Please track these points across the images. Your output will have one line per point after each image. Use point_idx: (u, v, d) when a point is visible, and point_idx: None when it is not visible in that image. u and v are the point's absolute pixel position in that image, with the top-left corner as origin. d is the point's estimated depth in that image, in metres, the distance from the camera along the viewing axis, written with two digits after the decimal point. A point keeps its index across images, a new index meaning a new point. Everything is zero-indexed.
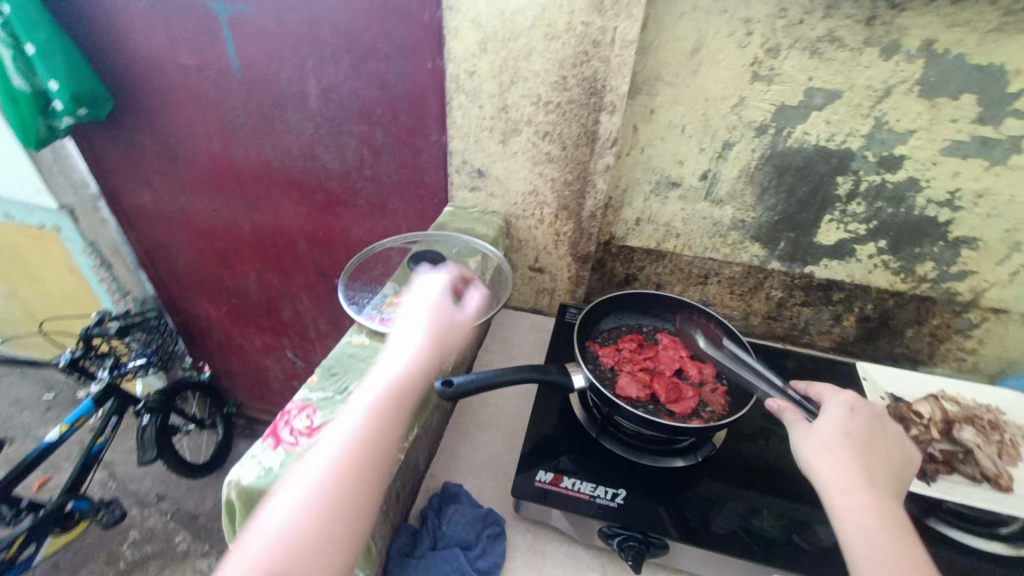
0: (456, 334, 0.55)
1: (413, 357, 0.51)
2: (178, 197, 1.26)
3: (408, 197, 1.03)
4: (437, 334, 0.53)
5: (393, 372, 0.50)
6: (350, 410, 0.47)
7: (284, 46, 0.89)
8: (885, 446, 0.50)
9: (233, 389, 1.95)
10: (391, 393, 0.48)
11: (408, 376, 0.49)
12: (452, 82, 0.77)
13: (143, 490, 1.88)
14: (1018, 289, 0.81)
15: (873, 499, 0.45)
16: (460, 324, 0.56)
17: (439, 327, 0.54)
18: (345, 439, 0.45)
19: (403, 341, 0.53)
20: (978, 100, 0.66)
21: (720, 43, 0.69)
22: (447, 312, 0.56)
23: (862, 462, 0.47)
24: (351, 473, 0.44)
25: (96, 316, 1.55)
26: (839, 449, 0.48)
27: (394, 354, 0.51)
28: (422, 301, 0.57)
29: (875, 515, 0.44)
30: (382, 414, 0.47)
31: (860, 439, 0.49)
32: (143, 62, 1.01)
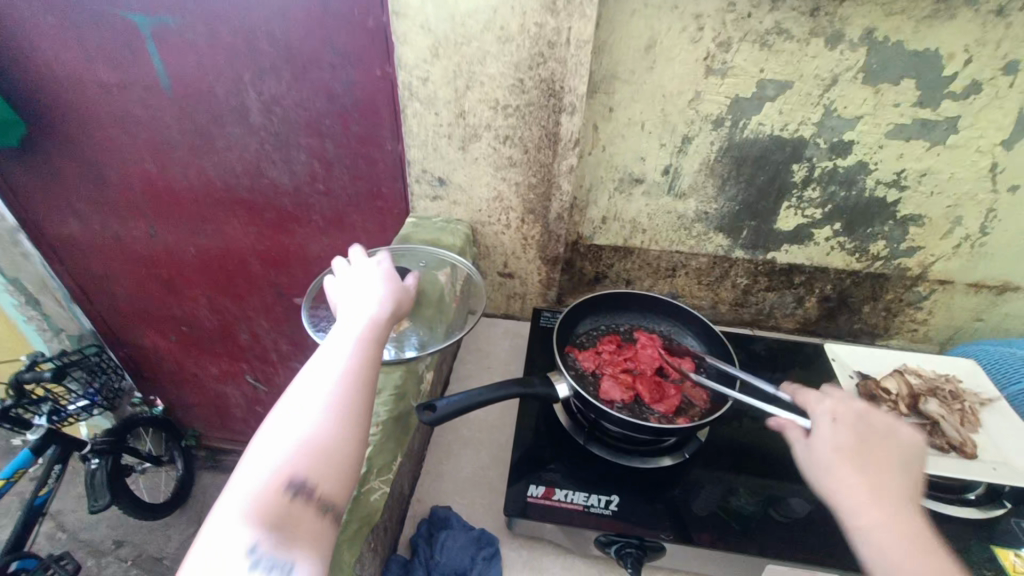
0: (405, 297, 0.58)
1: (373, 317, 0.53)
2: (111, 224, 1.17)
3: (366, 209, 0.99)
4: (390, 295, 0.56)
5: (356, 332, 0.51)
6: (322, 369, 0.48)
7: (215, 58, 0.83)
8: (885, 447, 0.48)
9: (191, 420, 1.84)
10: (362, 348, 0.50)
11: (371, 334, 0.51)
12: (404, 89, 0.74)
13: (97, 539, 1.75)
14: (962, 260, 0.85)
15: (887, 514, 0.43)
16: (406, 288, 0.59)
17: (390, 290, 0.57)
18: (325, 393, 0.46)
19: (357, 306, 0.54)
20: (917, 85, 0.69)
21: (673, 39, 0.69)
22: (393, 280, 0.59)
23: (864, 475, 0.46)
24: (338, 422, 0.45)
25: (28, 358, 1.43)
26: (838, 469, 0.47)
27: (351, 317, 0.53)
28: (364, 272, 0.59)
29: (896, 535, 0.42)
30: (355, 368, 0.48)
31: (852, 451, 0.48)
32: (56, 81, 0.92)
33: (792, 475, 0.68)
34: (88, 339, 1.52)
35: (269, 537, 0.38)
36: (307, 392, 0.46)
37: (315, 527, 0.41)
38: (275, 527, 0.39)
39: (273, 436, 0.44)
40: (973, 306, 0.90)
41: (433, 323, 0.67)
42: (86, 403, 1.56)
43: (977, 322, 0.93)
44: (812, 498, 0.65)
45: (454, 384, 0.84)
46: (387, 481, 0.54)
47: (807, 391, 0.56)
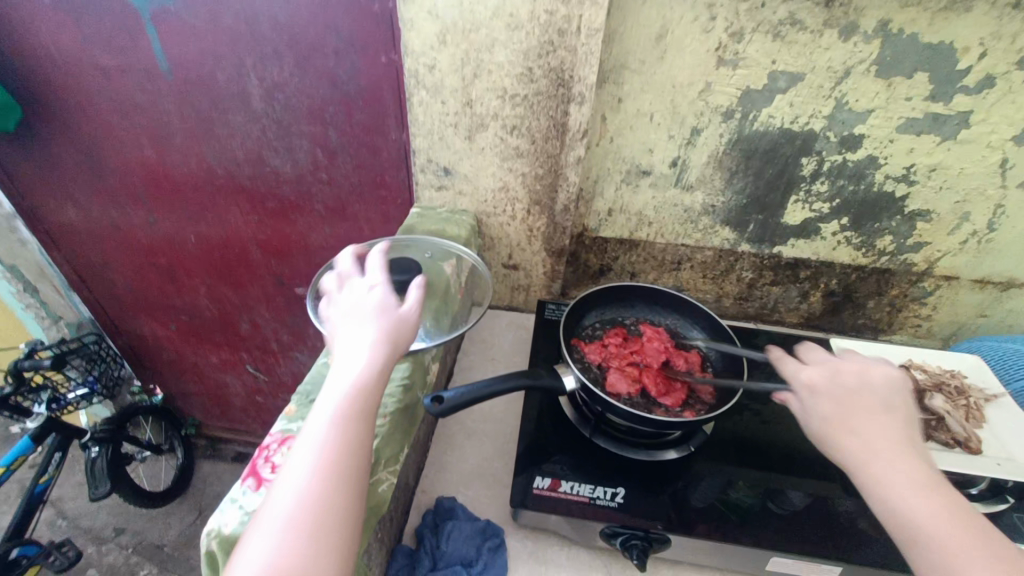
0: (404, 336, 0.48)
1: (358, 378, 0.43)
2: (109, 211, 1.15)
3: (369, 198, 0.98)
4: (382, 340, 0.46)
5: (337, 401, 0.42)
6: (297, 455, 0.40)
7: (215, 42, 0.81)
8: (868, 395, 0.48)
9: (190, 409, 1.84)
10: (343, 424, 0.41)
11: (355, 403, 0.42)
12: (410, 77, 0.72)
13: (97, 526, 1.75)
14: (968, 257, 0.85)
15: (888, 466, 0.43)
16: (407, 324, 0.49)
17: (382, 331, 0.47)
18: (297, 491, 0.38)
19: (341, 360, 0.45)
20: (930, 78, 0.68)
21: (684, 29, 0.67)
22: (389, 310, 0.49)
23: (856, 432, 0.46)
24: (309, 534, 0.37)
25: (28, 346, 1.42)
26: (830, 434, 0.47)
27: (334, 379, 0.44)
28: (356, 304, 0.50)
29: (904, 487, 0.42)
30: (334, 455, 0.40)
31: (839, 416, 0.47)
32: (52, 65, 0.90)
33: (795, 469, 0.68)
34: (86, 327, 1.51)
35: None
36: (277, 490, 0.38)
37: None
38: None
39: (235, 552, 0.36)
40: (977, 302, 0.91)
41: (439, 314, 0.66)
42: (85, 391, 1.54)
43: (980, 318, 0.93)
44: (813, 493, 0.65)
45: (458, 376, 0.83)
46: (394, 473, 0.53)
47: (789, 360, 0.55)
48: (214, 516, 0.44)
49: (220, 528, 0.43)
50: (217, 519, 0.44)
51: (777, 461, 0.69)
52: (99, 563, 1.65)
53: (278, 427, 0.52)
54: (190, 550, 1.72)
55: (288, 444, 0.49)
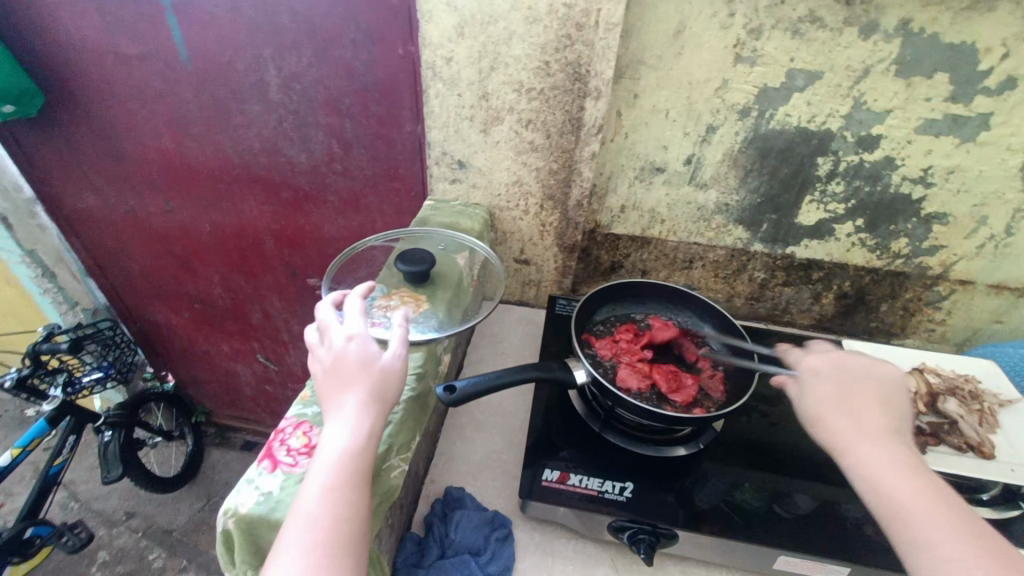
0: (391, 391, 0.47)
1: (347, 445, 0.44)
2: (127, 199, 1.17)
3: (383, 191, 0.99)
4: (369, 402, 0.46)
5: (328, 472, 0.42)
6: (290, 531, 0.40)
7: (236, 32, 0.82)
8: (872, 383, 0.51)
9: (201, 397, 1.87)
10: (335, 494, 0.42)
11: (346, 471, 0.43)
12: (428, 69, 0.73)
13: (108, 509, 1.78)
14: (985, 261, 0.84)
15: (878, 444, 0.46)
16: (392, 378, 0.48)
17: (368, 390, 0.46)
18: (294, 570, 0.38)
19: (328, 427, 0.45)
20: (951, 79, 0.67)
21: (702, 25, 0.67)
22: (374, 365, 0.48)
23: (852, 411, 0.49)
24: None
25: (45, 329, 1.43)
26: (822, 414, 0.50)
27: (324, 448, 0.44)
28: (337, 359, 0.48)
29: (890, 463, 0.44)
30: (329, 526, 0.40)
31: (835, 400, 0.50)
32: (75, 52, 0.92)
33: (801, 472, 0.68)
34: (102, 313, 1.54)
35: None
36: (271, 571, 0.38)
37: None
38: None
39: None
40: (992, 308, 0.90)
41: (452, 305, 0.66)
42: (99, 375, 1.56)
43: (995, 324, 0.92)
44: (819, 497, 0.64)
45: (468, 368, 0.84)
46: (405, 459, 0.54)
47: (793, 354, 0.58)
48: (231, 495, 0.44)
49: (236, 507, 0.44)
50: (233, 497, 0.44)
51: (785, 463, 0.69)
52: (108, 546, 1.67)
53: (293, 411, 0.53)
54: (198, 536, 1.74)
55: (303, 429, 0.50)
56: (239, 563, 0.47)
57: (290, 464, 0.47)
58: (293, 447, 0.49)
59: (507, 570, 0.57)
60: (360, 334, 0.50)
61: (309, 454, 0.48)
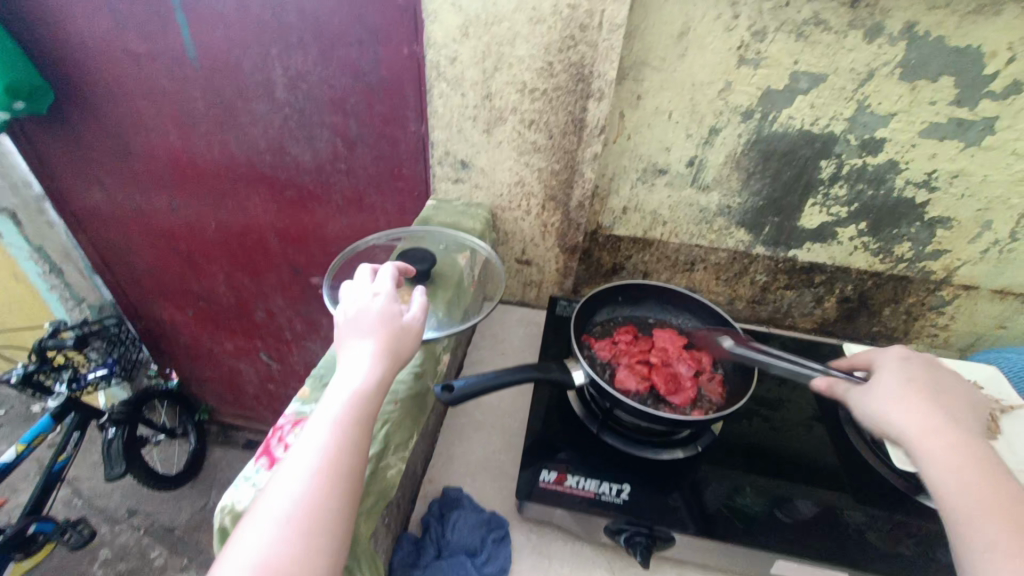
0: (404, 352, 0.50)
1: (360, 387, 0.45)
2: (133, 196, 1.18)
3: (386, 191, 0.99)
4: (384, 354, 0.48)
5: (340, 408, 0.44)
6: (300, 452, 0.42)
7: (243, 30, 0.82)
8: (950, 385, 0.51)
9: (203, 395, 1.89)
10: (345, 429, 0.43)
11: (355, 411, 0.44)
12: (432, 69, 0.73)
13: (110, 506, 1.79)
14: (988, 267, 0.84)
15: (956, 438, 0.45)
16: (408, 333, 0.51)
17: (384, 343, 0.49)
18: (298, 491, 0.40)
19: (344, 366, 0.47)
20: (956, 83, 0.67)
21: (707, 26, 0.67)
22: (391, 322, 0.50)
23: (928, 399, 0.49)
24: (306, 530, 0.38)
25: (51, 325, 1.44)
26: (908, 394, 0.49)
27: (339, 384, 0.46)
28: (356, 312, 0.51)
29: (959, 457, 0.44)
30: (334, 457, 0.42)
31: (926, 385, 0.50)
32: (85, 51, 0.92)
33: (800, 477, 0.67)
34: (107, 310, 1.55)
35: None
36: (279, 486, 0.40)
37: None
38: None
39: (235, 540, 0.38)
40: (996, 313, 0.89)
41: (452, 305, 0.66)
42: (104, 373, 1.56)
43: (999, 330, 0.91)
44: (820, 502, 0.64)
45: (468, 368, 0.84)
46: (402, 458, 0.54)
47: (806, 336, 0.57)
48: (228, 492, 0.45)
49: (234, 503, 0.44)
50: (231, 494, 0.45)
51: (785, 467, 0.69)
52: (110, 543, 1.68)
53: (292, 408, 0.53)
54: (198, 534, 1.74)
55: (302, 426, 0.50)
56: None
57: None
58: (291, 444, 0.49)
59: (503, 571, 0.57)
60: (388, 290, 0.53)
61: None
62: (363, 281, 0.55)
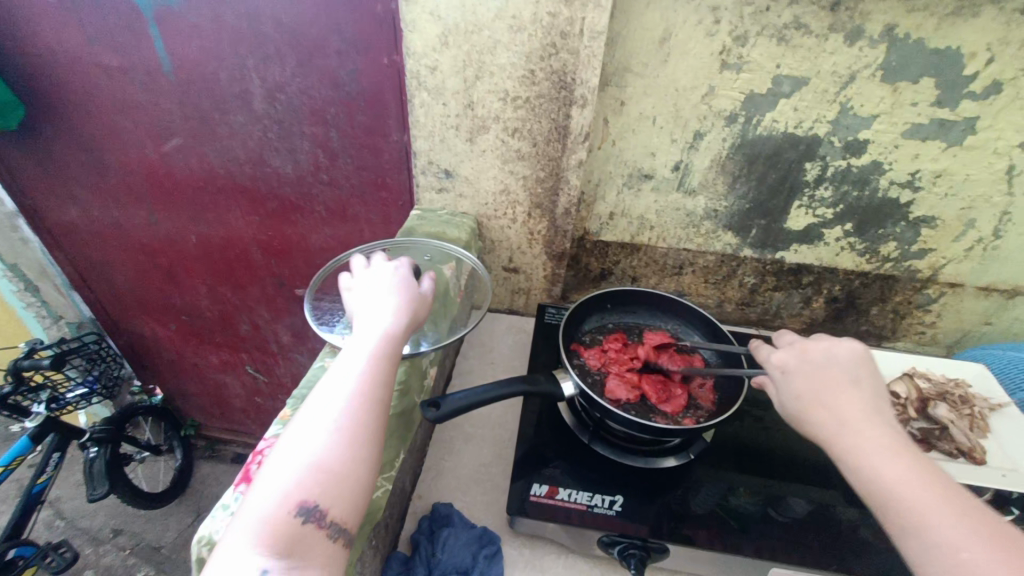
0: (422, 309, 0.53)
1: (389, 328, 0.48)
2: (110, 210, 1.15)
3: (370, 201, 0.98)
4: (407, 305, 0.52)
5: (371, 344, 0.47)
6: (337, 378, 0.44)
7: (218, 41, 0.81)
8: (828, 372, 0.49)
9: (189, 410, 1.85)
10: (378, 360, 0.46)
11: (386, 347, 0.47)
12: (412, 78, 0.72)
13: (95, 527, 1.75)
14: (973, 264, 0.84)
15: (859, 438, 0.44)
16: (425, 299, 0.55)
17: (407, 297, 0.52)
18: (339, 410, 0.42)
19: (371, 314, 0.50)
20: (936, 84, 0.67)
21: (688, 32, 0.67)
22: (410, 290, 0.54)
23: (824, 408, 0.47)
24: (350, 442, 0.41)
25: (27, 345, 1.41)
26: (804, 412, 0.48)
27: (367, 324, 0.49)
28: (378, 277, 0.55)
29: (870, 462, 0.42)
30: (369, 383, 0.44)
31: (811, 392, 0.49)
32: (56, 65, 0.90)
33: (794, 478, 0.67)
34: (86, 326, 1.53)
35: (279, 559, 0.36)
36: (319, 409, 0.43)
37: (324, 545, 0.38)
38: (280, 554, 0.36)
39: (283, 452, 0.41)
40: (982, 310, 0.90)
41: (438, 318, 0.65)
42: (83, 390, 1.55)
43: (986, 326, 0.92)
44: (814, 501, 0.64)
45: (457, 380, 0.83)
46: (389, 479, 0.53)
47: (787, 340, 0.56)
48: (206, 521, 0.43)
49: (211, 534, 0.43)
50: (208, 525, 0.43)
51: (779, 468, 0.68)
52: (95, 564, 1.64)
53: (273, 430, 0.52)
54: (187, 553, 1.71)
55: None
56: None
57: None
58: None
59: None
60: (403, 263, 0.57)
61: None
62: (376, 258, 0.59)
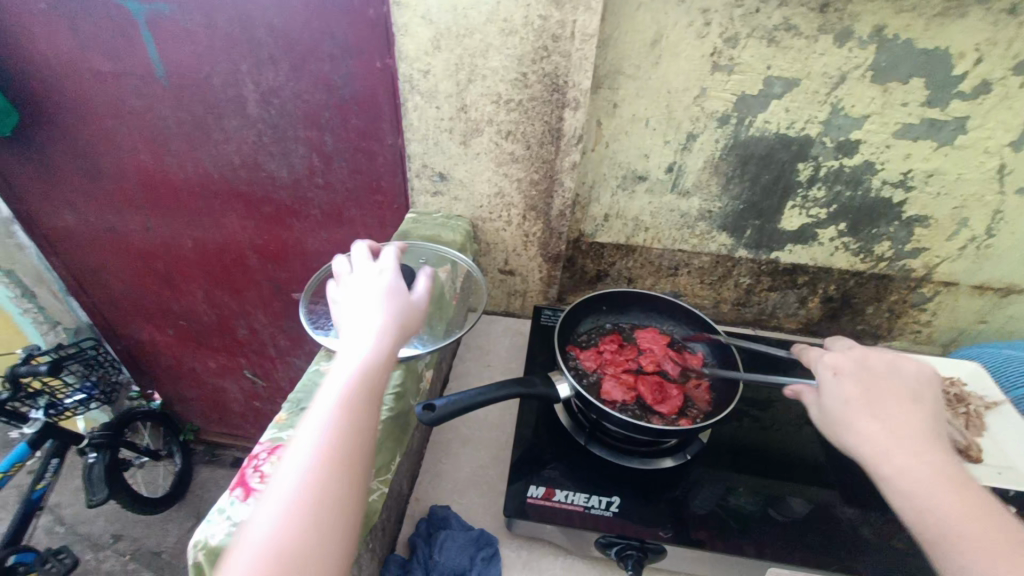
0: (413, 319, 0.51)
1: (370, 354, 0.45)
2: (106, 216, 1.15)
3: (366, 204, 0.98)
4: (397, 315, 0.49)
5: (350, 372, 0.44)
6: (315, 414, 0.42)
7: (212, 47, 0.81)
8: (886, 385, 0.50)
9: (188, 414, 1.85)
10: (358, 393, 0.43)
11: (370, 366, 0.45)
12: (405, 82, 0.72)
13: (95, 532, 1.75)
14: (966, 263, 0.84)
15: (915, 456, 0.45)
16: (414, 312, 0.51)
17: (397, 305, 0.50)
18: (314, 452, 0.40)
19: (353, 333, 0.47)
20: (926, 84, 0.67)
21: (679, 34, 0.67)
22: (397, 301, 0.51)
23: (878, 419, 0.47)
24: (328, 487, 0.39)
25: (27, 351, 1.45)
26: (854, 414, 0.48)
27: (354, 335, 0.46)
28: (364, 286, 0.52)
29: (930, 486, 0.43)
30: (351, 408, 0.43)
31: (863, 399, 0.49)
32: (50, 72, 0.90)
33: (791, 477, 0.67)
34: (84, 331, 1.52)
35: None
36: (295, 449, 0.40)
37: None
38: None
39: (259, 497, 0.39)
40: (977, 308, 0.90)
41: (433, 321, 0.65)
42: (81, 396, 1.55)
43: (980, 324, 0.92)
44: (812, 500, 0.64)
45: (453, 382, 0.83)
46: (385, 482, 0.53)
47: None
48: (201, 527, 0.44)
49: (207, 539, 0.44)
50: (203, 529, 0.44)
51: (775, 467, 0.69)
52: (95, 569, 1.64)
53: (268, 434, 0.53)
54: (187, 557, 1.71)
55: (278, 453, 0.50)
56: None
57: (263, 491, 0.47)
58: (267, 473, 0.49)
59: None
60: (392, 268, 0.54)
61: None
62: (362, 258, 0.56)
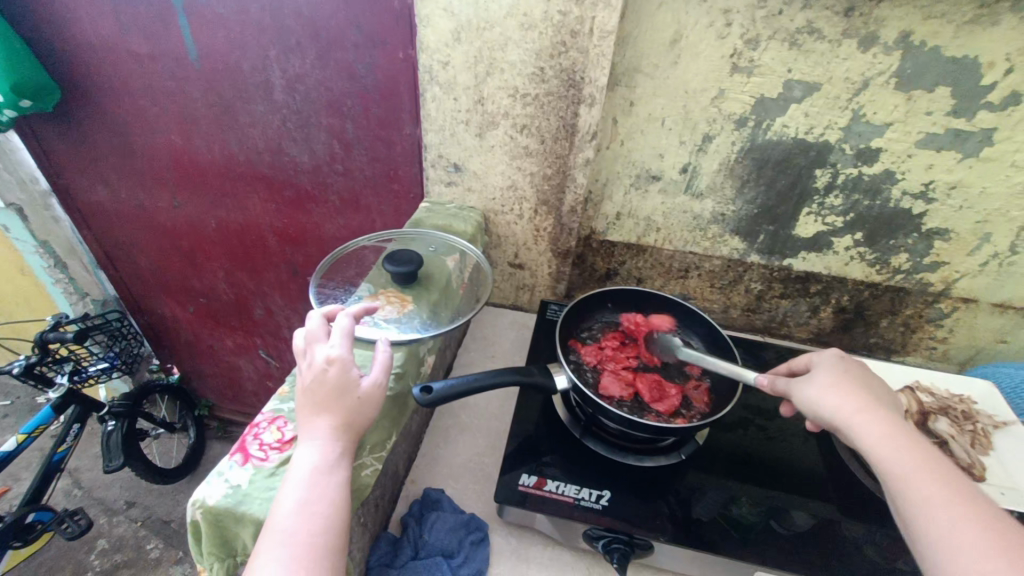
0: (369, 408, 0.49)
1: (324, 462, 0.46)
2: (136, 192, 1.20)
3: (383, 193, 1.00)
4: (344, 422, 0.48)
5: (308, 484, 0.44)
6: (274, 536, 0.41)
7: (243, 34, 0.84)
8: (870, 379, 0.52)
9: (205, 391, 1.91)
10: (319, 507, 0.43)
11: (316, 490, 0.44)
12: (425, 73, 0.74)
13: (110, 498, 1.82)
14: (988, 279, 0.82)
15: (883, 419, 0.47)
16: (370, 398, 0.49)
17: (346, 405, 0.48)
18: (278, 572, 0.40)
19: (305, 443, 0.46)
20: (952, 93, 0.66)
21: (699, 34, 0.67)
22: (350, 394, 0.48)
23: (850, 392, 0.49)
24: None
25: (53, 319, 1.46)
26: (832, 387, 0.51)
27: (308, 444, 0.46)
28: (314, 376, 0.49)
29: (893, 439, 0.45)
30: (303, 543, 0.41)
31: (845, 378, 0.52)
32: (91, 52, 0.95)
33: (789, 487, 0.67)
34: (111, 305, 1.58)
35: None
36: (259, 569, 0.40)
37: None
38: None
39: None
40: (996, 327, 0.87)
41: (439, 307, 0.66)
42: (105, 365, 1.61)
43: (999, 344, 0.90)
44: (807, 510, 0.64)
45: (456, 371, 0.84)
46: (379, 458, 0.54)
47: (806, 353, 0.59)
48: (201, 487, 0.46)
49: (205, 498, 0.46)
50: (202, 489, 0.46)
51: (772, 475, 0.68)
52: (108, 534, 1.71)
53: (270, 406, 0.55)
54: None
55: (278, 424, 0.52)
56: (207, 553, 0.48)
57: (262, 458, 0.49)
58: (267, 441, 0.51)
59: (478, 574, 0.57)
60: (343, 344, 0.51)
61: (280, 449, 0.50)
62: (317, 330, 0.53)
